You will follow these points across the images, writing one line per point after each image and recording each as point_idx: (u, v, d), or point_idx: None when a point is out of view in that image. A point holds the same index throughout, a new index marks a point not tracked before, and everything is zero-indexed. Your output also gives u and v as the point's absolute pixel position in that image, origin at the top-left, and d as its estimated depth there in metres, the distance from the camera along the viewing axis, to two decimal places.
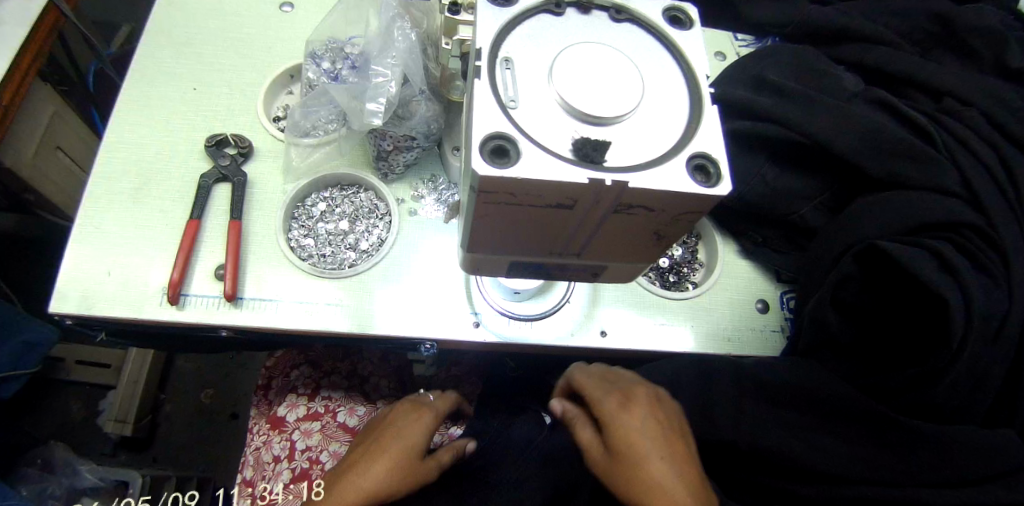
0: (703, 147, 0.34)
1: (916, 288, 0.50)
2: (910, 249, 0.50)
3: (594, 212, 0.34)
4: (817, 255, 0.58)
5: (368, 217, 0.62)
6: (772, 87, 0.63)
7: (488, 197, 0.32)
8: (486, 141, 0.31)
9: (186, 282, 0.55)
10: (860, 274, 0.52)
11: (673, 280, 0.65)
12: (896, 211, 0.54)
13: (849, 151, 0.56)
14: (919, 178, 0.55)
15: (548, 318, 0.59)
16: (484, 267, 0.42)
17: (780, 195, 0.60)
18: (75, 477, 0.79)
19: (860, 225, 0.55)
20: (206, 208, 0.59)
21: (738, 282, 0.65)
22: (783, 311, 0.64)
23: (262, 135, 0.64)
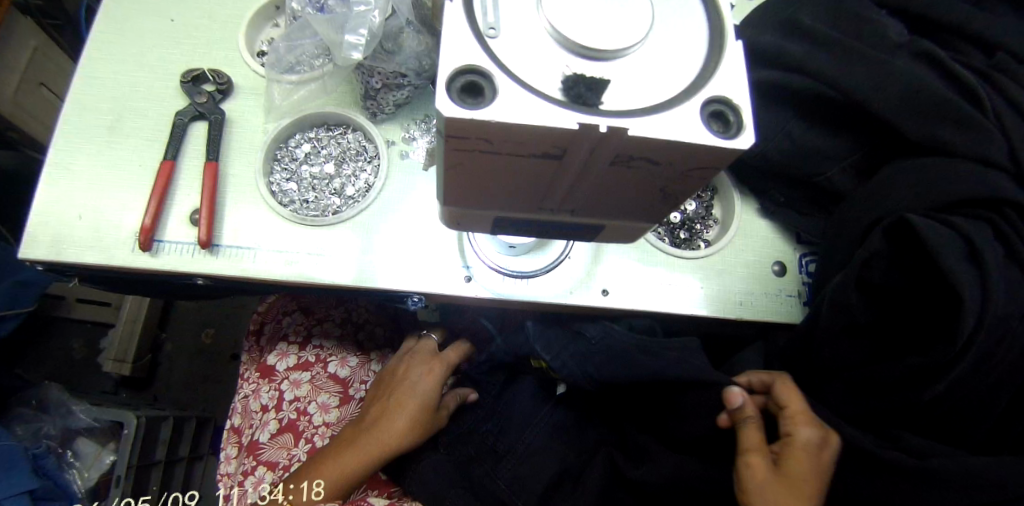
0: (721, 91, 0.29)
1: (936, 274, 0.45)
2: (943, 229, 0.45)
3: (590, 162, 0.29)
4: (841, 224, 0.53)
5: (355, 161, 0.58)
6: (809, 29, 0.55)
7: (461, 143, 0.27)
8: (455, 78, 0.26)
9: (160, 227, 0.52)
10: (889, 252, 0.47)
11: (684, 237, 0.61)
12: (929, 182, 0.48)
13: (884, 107, 0.50)
14: (963, 143, 0.48)
15: (545, 275, 0.55)
16: (468, 223, 0.38)
17: (807, 153, 0.55)
18: (68, 416, 0.82)
19: (892, 193, 0.50)
20: (182, 149, 0.55)
21: (754, 241, 0.60)
22: (801, 275, 0.59)
23: (240, 72, 0.59)
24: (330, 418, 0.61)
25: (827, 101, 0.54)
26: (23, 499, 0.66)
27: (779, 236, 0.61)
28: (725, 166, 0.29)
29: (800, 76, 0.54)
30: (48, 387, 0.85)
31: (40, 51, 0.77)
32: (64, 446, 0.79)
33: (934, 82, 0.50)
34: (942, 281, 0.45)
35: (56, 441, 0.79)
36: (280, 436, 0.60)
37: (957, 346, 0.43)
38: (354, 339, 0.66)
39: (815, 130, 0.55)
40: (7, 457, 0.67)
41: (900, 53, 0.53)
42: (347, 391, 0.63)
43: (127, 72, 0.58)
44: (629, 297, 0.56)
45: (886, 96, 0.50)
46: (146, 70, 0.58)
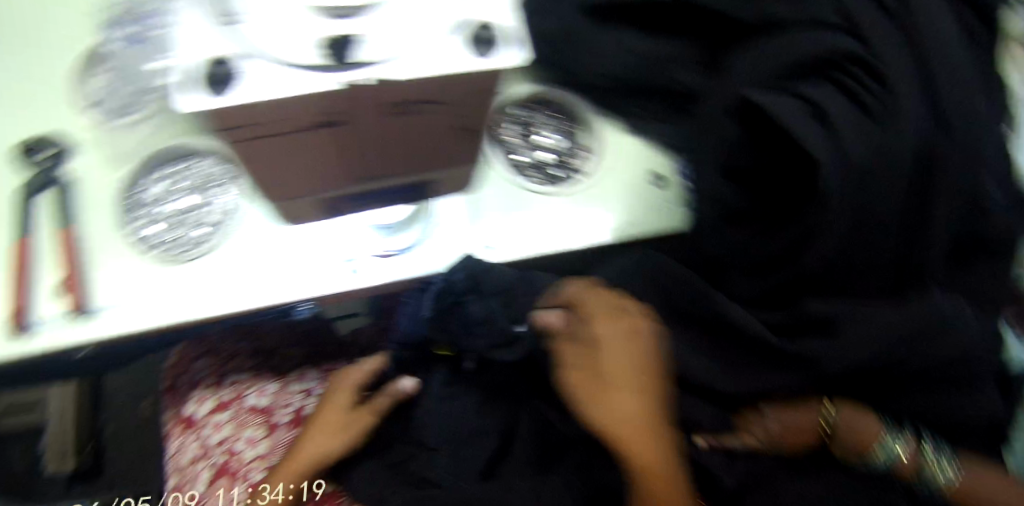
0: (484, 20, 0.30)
1: (787, 138, 0.48)
2: (781, 100, 0.47)
3: (372, 119, 0.31)
4: (703, 120, 0.53)
5: (213, 184, 0.55)
6: None
7: (242, 132, 0.29)
8: (206, 70, 0.27)
9: (27, 307, 0.50)
10: (745, 135, 0.50)
11: (561, 175, 0.58)
12: (770, 57, 0.49)
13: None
14: (793, 16, 0.49)
15: (427, 248, 0.54)
16: (304, 213, 0.39)
17: (651, 61, 0.55)
18: None
19: (733, 76, 0.51)
20: (31, 223, 0.53)
21: (627, 158, 0.59)
22: (680, 181, 0.59)
23: (70, 130, 0.56)
24: (261, 450, 0.60)
25: None
26: None
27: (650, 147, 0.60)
28: (500, 83, 0.32)
29: None
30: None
31: None
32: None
33: None
34: (791, 143, 0.48)
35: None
36: (217, 481, 0.59)
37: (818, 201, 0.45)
38: (270, 363, 0.63)
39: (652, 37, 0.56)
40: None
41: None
42: (272, 419, 0.60)
43: None
44: (516, 247, 0.55)
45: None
46: None
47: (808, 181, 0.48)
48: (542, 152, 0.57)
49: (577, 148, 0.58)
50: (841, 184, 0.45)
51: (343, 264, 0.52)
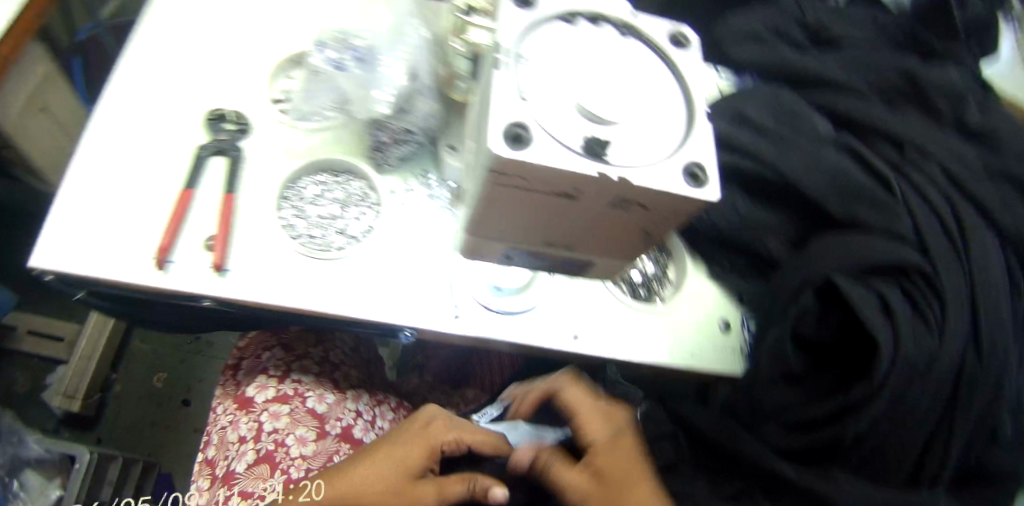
0: (696, 157, 0.37)
1: (858, 321, 0.55)
2: (860, 290, 0.55)
3: (595, 203, 0.37)
4: (779, 286, 0.63)
5: (358, 205, 0.62)
6: (754, 126, 0.67)
7: (502, 180, 0.35)
8: (506, 129, 0.33)
9: (172, 249, 0.55)
10: (817, 307, 0.58)
11: (643, 294, 0.69)
12: (841, 251, 0.58)
13: (814, 190, 0.62)
14: (876, 220, 0.58)
15: (524, 317, 0.60)
16: (484, 253, 0.44)
17: (753, 226, 0.66)
18: (19, 447, 0.83)
19: (822, 259, 0.59)
20: (199, 180, 0.58)
21: (703, 300, 0.69)
22: (742, 334, 0.68)
23: (257, 114, 0.63)
24: (306, 451, 0.60)
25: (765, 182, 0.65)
26: None
27: (725, 294, 0.70)
28: (693, 213, 0.38)
29: (748, 164, 0.65)
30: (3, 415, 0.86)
31: (53, 82, 0.78)
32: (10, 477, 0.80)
33: (854, 173, 0.61)
34: (861, 325, 0.55)
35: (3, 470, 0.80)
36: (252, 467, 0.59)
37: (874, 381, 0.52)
38: (336, 375, 0.66)
39: (756, 205, 0.66)
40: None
41: (831, 144, 0.64)
42: (324, 426, 0.62)
43: (156, 108, 0.62)
44: (596, 343, 0.62)
45: (816, 183, 0.62)
46: (173, 107, 0.62)
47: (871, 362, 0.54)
48: (634, 271, 0.70)
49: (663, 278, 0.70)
50: (886, 370, 0.52)
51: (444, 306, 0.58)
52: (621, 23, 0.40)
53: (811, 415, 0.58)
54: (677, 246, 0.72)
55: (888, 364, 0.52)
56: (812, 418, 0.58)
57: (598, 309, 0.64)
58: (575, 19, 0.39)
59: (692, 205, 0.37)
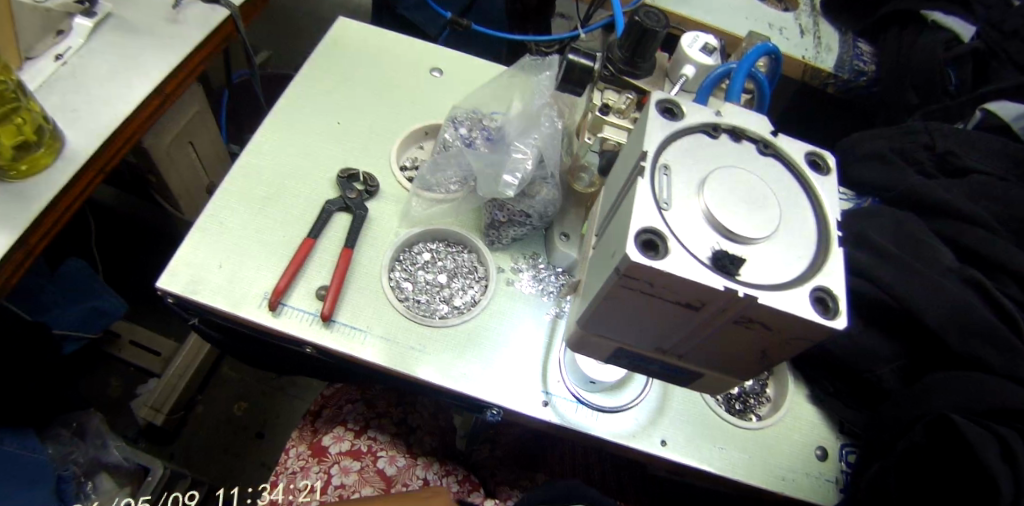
0: (825, 282, 0.36)
1: (975, 467, 0.48)
2: (980, 431, 0.49)
3: (716, 318, 0.37)
4: (889, 417, 0.59)
5: (465, 276, 0.65)
6: (870, 246, 0.67)
7: (629, 282, 0.35)
8: (640, 233, 0.35)
9: (287, 292, 0.59)
10: (928, 445, 0.52)
11: (738, 408, 0.68)
12: (961, 394, 0.55)
13: (934, 322, 0.60)
14: (999, 362, 0.57)
15: (612, 414, 0.60)
16: (591, 347, 0.44)
17: (861, 352, 0.64)
18: None
19: (932, 397, 0.56)
20: (323, 231, 0.63)
21: (804, 423, 0.67)
22: (840, 464, 0.65)
23: (384, 175, 0.68)
24: None
25: (877, 304, 0.63)
26: None
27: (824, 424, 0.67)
28: (818, 340, 0.36)
29: (858, 282, 0.65)
30: (92, 412, 0.77)
31: (202, 119, 0.88)
32: (85, 476, 0.74)
33: (975, 308, 0.60)
34: (979, 471, 0.48)
35: (79, 470, 0.73)
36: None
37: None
38: (407, 438, 0.71)
39: (870, 331, 0.65)
40: (37, 471, 0.67)
41: (954, 275, 0.63)
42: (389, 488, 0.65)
43: (293, 158, 0.69)
44: (682, 451, 0.61)
45: (937, 312, 0.60)
46: (308, 158, 0.69)
47: None
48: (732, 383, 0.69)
49: (763, 394, 0.69)
50: None
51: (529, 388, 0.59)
52: (763, 141, 0.41)
53: None
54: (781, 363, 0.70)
55: None
56: None
57: (686, 418, 0.63)
58: (718, 132, 0.41)
59: (817, 331, 0.36)
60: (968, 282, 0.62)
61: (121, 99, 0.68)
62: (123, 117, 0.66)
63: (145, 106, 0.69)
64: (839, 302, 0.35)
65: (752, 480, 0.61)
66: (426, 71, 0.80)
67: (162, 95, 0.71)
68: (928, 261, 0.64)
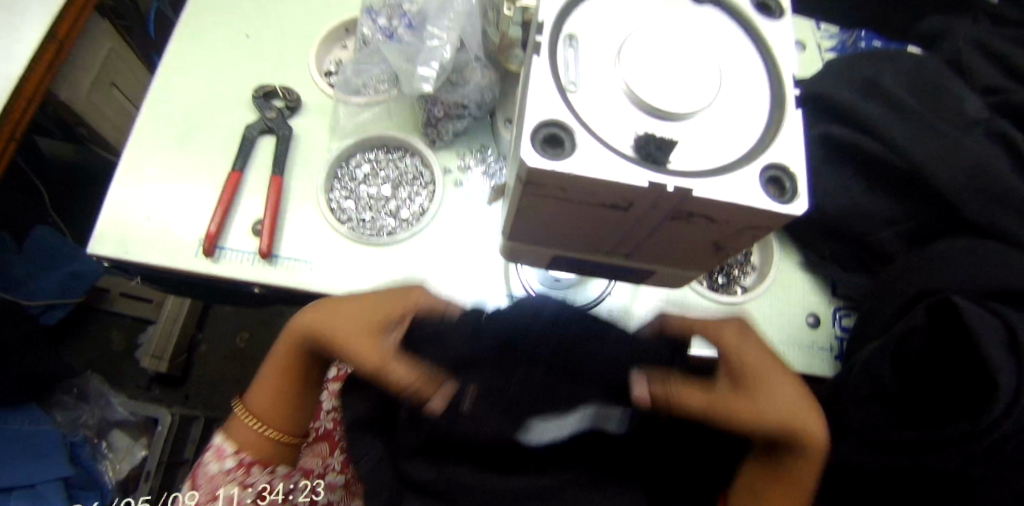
0: (780, 157, 0.30)
1: (976, 356, 0.46)
2: (983, 314, 0.46)
3: (649, 217, 0.31)
4: (894, 285, 0.56)
5: (410, 183, 0.60)
6: (885, 96, 0.59)
7: (535, 190, 0.29)
8: (538, 129, 0.28)
9: (222, 234, 0.55)
10: (927, 328, 0.49)
11: (721, 282, 0.64)
12: (974, 267, 0.51)
13: (950, 187, 0.53)
14: None
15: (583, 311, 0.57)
16: (527, 257, 0.39)
17: (864, 216, 0.59)
18: (107, 409, 0.81)
19: (941, 270, 0.52)
20: (249, 160, 0.58)
21: (795, 289, 0.65)
22: (834, 329, 0.63)
23: (308, 91, 0.61)
24: None
25: (887, 165, 0.57)
26: (58, 485, 0.68)
27: (816, 289, 0.65)
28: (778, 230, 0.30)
29: (868, 140, 0.58)
30: (89, 376, 0.82)
31: (118, 58, 0.80)
32: (98, 436, 0.78)
33: (983, 160, 0.52)
34: (980, 362, 0.46)
35: (92, 431, 0.78)
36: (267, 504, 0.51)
37: (979, 426, 0.45)
38: None
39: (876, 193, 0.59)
40: (45, 444, 0.70)
41: (978, 130, 0.55)
42: None
43: (200, 84, 0.60)
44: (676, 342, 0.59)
45: (945, 170, 0.53)
46: (217, 83, 0.61)
47: (978, 402, 0.46)
48: None
49: (748, 264, 0.65)
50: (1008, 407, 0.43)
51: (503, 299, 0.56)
52: None
53: (889, 437, 0.51)
54: None
55: (1003, 406, 0.44)
56: (894, 440, 0.51)
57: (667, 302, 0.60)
58: None
59: (774, 217, 0.29)
60: (994, 137, 0.54)
61: (7, 61, 0.61)
62: (17, 78, 0.61)
63: (38, 62, 0.63)
64: (797, 182, 0.29)
65: None
66: None
67: (56, 47, 0.64)
68: (943, 112, 0.57)
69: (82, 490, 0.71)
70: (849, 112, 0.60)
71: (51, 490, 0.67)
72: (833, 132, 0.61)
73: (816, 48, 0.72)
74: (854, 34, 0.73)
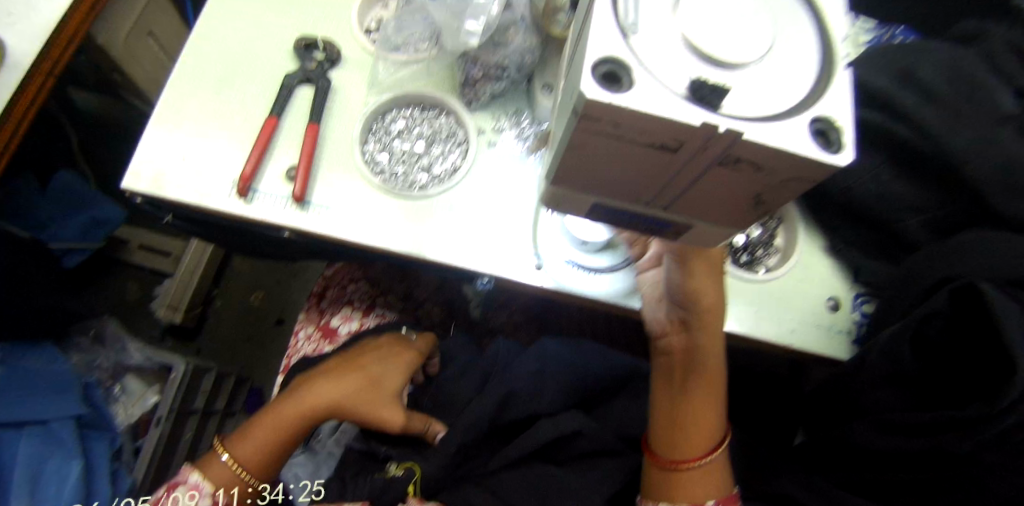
0: (825, 111, 0.31)
1: (998, 343, 0.46)
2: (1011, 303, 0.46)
3: (698, 161, 0.32)
4: (916, 275, 0.56)
5: (444, 142, 0.61)
6: (925, 85, 0.59)
7: (590, 125, 0.30)
8: (598, 65, 0.29)
9: (257, 178, 0.56)
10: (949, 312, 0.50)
11: (746, 260, 0.66)
12: (1003, 259, 0.51)
13: (988, 178, 0.53)
14: None
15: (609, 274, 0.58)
16: (568, 204, 0.40)
17: (888, 205, 0.60)
18: (122, 353, 0.83)
19: (968, 259, 0.53)
20: (286, 107, 0.58)
21: (816, 272, 0.66)
22: (852, 315, 0.64)
23: (349, 45, 0.62)
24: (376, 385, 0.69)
25: (917, 152, 0.58)
26: (70, 423, 0.70)
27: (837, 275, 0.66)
28: (823, 181, 0.31)
29: (901, 128, 0.58)
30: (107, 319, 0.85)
31: (157, 4, 0.81)
32: (112, 379, 0.81)
33: None
34: (1002, 348, 0.46)
35: (106, 374, 0.81)
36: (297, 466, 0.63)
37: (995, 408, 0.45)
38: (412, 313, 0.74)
39: (906, 181, 0.59)
40: (60, 381, 0.72)
41: None
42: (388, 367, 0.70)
43: (243, 30, 0.61)
44: None
45: (982, 160, 0.53)
46: (258, 30, 0.61)
47: (995, 387, 0.47)
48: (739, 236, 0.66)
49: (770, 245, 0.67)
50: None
51: (528, 258, 0.57)
52: None
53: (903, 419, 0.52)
54: (792, 211, 0.68)
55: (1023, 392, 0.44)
56: (908, 422, 0.52)
57: None
58: None
59: (823, 169, 0.30)
60: None
61: None
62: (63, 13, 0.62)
63: None
64: (843, 136, 0.30)
65: (757, 332, 0.62)
66: None
67: None
68: None
69: (92, 431, 0.74)
70: (883, 101, 0.61)
71: (64, 428, 0.69)
72: (868, 119, 0.61)
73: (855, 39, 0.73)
74: (892, 30, 0.73)
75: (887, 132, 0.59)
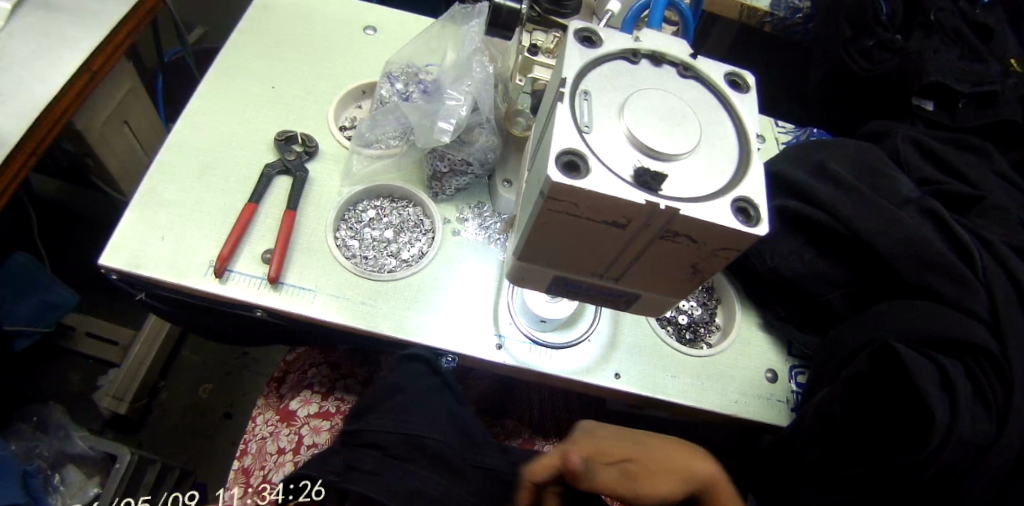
0: (746, 193, 0.38)
1: (915, 395, 0.53)
2: (920, 359, 0.53)
3: (642, 236, 0.37)
4: (840, 341, 0.63)
5: (412, 230, 0.66)
6: (829, 177, 0.71)
7: (554, 204, 0.35)
8: (560, 155, 0.35)
9: (232, 259, 0.58)
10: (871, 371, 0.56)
11: (689, 337, 0.72)
12: (910, 322, 0.59)
13: (890, 253, 0.62)
14: (952, 293, 0.59)
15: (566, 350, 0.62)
16: (531, 278, 0.45)
17: (814, 279, 0.68)
18: (66, 441, 0.83)
19: (880, 324, 0.61)
20: (264, 195, 0.62)
21: (755, 346, 0.71)
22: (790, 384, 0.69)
23: (326, 139, 0.68)
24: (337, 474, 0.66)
25: (827, 232, 0.67)
26: None
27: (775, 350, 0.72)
28: (743, 250, 0.37)
29: (810, 211, 0.68)
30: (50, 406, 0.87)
31: (138, 98, 0.86)
32: (52, 469, 0.81)
33: (914, 232, 0.63)
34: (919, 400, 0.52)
35: (47, 463, 0.81)
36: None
37: (921, 455, 0.50)
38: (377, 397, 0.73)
39: (823, 259, 0.68)
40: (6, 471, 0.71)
41: (911, 207, 0.67)
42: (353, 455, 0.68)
43: (228, 123, 0.66)
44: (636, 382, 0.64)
45: (882, 238, 0.63)
46: (243, 124, 0.67)
47: (916, 435, 0.52)
48: (681, 315, 0.73)
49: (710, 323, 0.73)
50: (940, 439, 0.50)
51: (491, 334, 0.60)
52: (683, 64, 0.44)
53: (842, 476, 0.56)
54: (726, 291, 0.75)
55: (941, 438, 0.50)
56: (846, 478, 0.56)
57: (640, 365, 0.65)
58: (638, 58, 0.43)
59: (745, 238, 0.36)
60: (925, 212, 0.66)
61: (43, 82, 0.66)
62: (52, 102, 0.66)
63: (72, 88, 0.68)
64: (758, 211, 0.37)
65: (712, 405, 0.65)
66: (359, 28, 0.78)
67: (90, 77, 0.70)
68: (883, 190, 0.69)
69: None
70: (796, 189, 0.72)
71: None
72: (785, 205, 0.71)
73: (774, 140, 0.86)
74: (806, 132, 0.87)
75: (802, 215, 0.69)
